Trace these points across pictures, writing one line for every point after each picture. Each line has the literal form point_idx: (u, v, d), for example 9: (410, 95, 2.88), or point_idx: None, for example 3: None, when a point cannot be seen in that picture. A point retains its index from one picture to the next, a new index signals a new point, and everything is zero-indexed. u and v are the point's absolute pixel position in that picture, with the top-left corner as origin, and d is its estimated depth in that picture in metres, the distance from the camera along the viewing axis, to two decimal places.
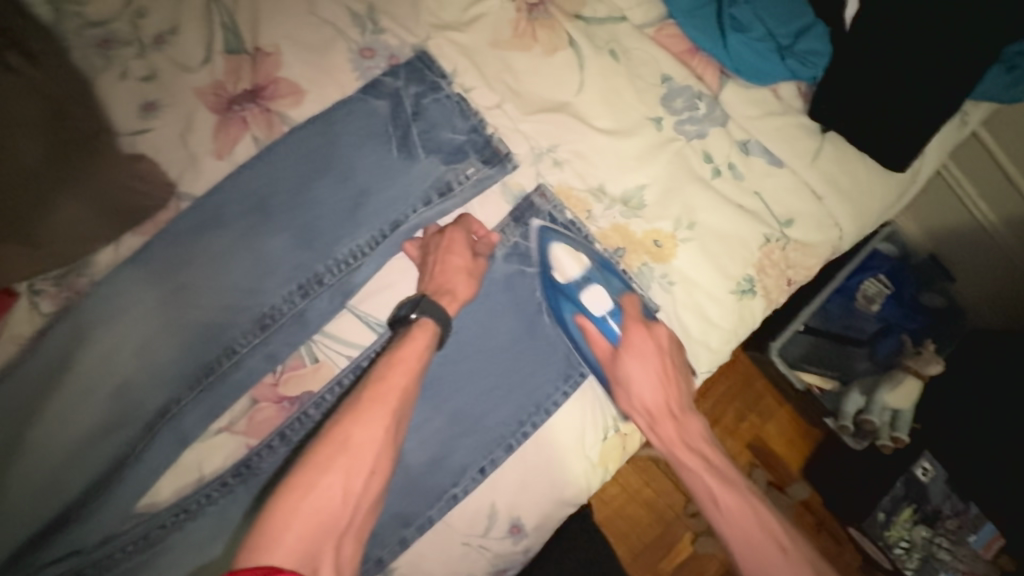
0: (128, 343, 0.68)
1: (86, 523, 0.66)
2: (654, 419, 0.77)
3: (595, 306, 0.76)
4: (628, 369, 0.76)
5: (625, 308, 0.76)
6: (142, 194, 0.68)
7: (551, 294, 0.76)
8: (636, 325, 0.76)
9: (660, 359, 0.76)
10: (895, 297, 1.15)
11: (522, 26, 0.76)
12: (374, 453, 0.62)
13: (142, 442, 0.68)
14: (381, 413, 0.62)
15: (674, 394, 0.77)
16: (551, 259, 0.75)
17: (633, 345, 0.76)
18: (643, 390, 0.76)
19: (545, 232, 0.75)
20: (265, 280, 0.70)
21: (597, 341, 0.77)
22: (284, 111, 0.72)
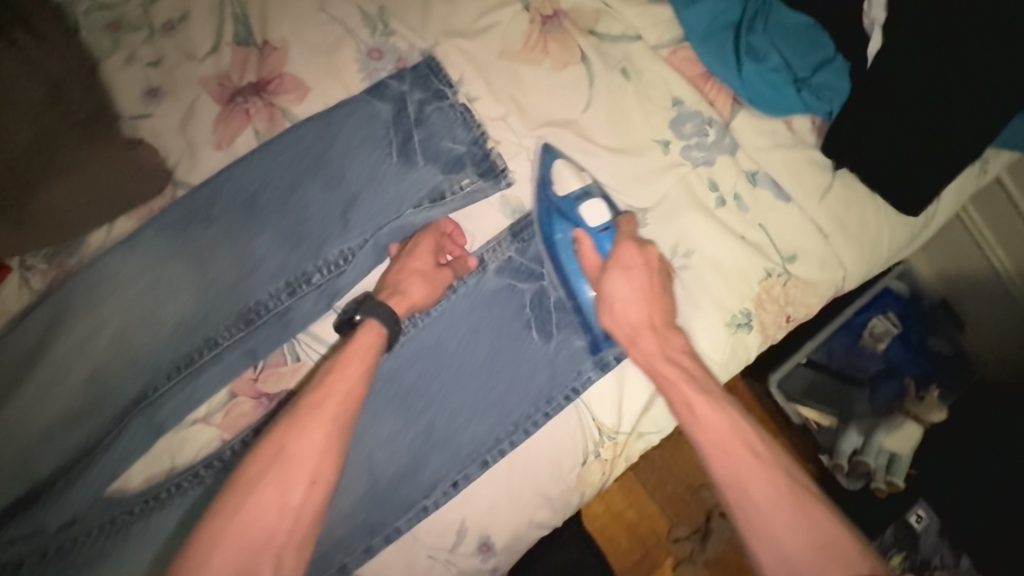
0: (109, 329, 0.68)
1: (55, 504, 0.66)
2: (637, 334, 0.71)
3: (591, 219, 0.73)
4: (612, 282, 0.72)
5: (620, 227, 0.73)
6: (136, 181, 0.66)
7: (546, 212, 0.73)
8: (629, 242, 0.73)
9: (647, 274, 0.72)
10: (904, 338, 1.11)
11: (534, 38, 0.75)
12: (313, 463, 0.59)
13: (113, 430, 0.67)
14: (318, 418, 0.60)
15: (658, 303, 0.72)
16: (551, 174, 0.73)
17: (620, 258, 0.72)
18: (622, 304, 0.72)
19: (548, 150, 0.73)
20: (250, 276, 0.70)
21: (587, 256, 0.74)
22: (288, 106, 0.71)
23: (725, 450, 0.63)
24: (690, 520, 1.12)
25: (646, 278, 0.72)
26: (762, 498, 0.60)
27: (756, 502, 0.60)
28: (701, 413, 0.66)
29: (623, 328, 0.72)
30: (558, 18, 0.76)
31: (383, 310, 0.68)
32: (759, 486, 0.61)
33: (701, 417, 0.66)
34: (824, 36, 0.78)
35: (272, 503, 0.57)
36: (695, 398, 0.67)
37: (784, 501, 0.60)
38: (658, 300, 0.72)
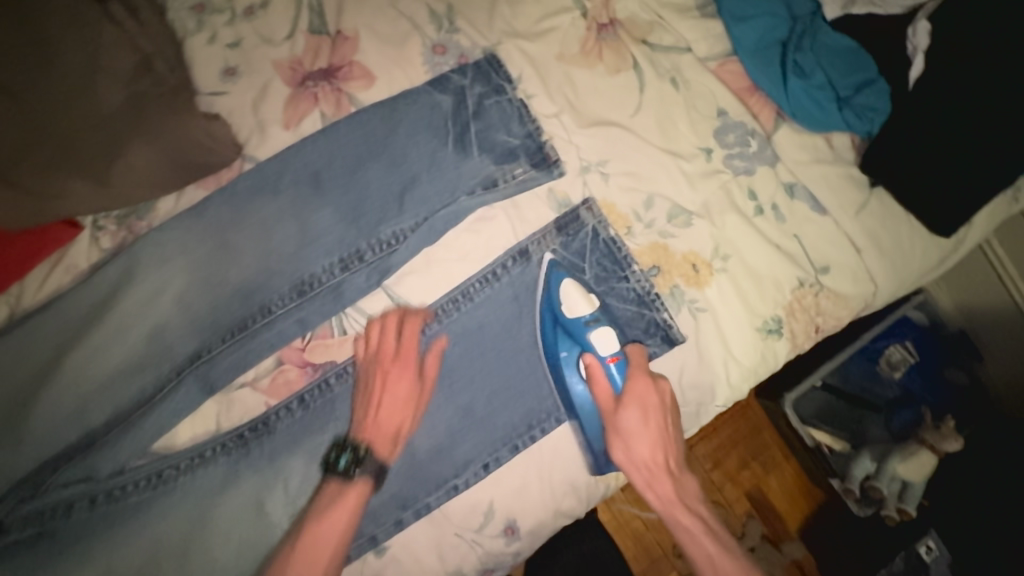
0: (169, 291, 0.73)
1: (106, 452, 0.69)
2: (652, 476, 0.72)
3: (601, 346, 0.73)
4: (628, 417, 0.71)
5: (631, 357, 0.74)
6: (210, 150, 0.71)
7: (551, 326, 0.75)
8: (643, 376, 0.73)
9: (659, 409, 0.73)
10: (921, 368, 1.12)
11: (589, 44, 0.79)
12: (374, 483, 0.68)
13: (168, 384, 0.72)
14: (371, 447, 0.68)
15: (672, 448, 0.73)
16: (561, 294, 0.74)
17: (635, 394, 0.72)
18: (639, 444, 0.71)
19: (555, 267, 0.75)
20: (307, 249, 0.74)
21: (601, 387, 0.73)
22: (355, 93, 0.75)
23: (714, 566, 0.68)
24: None
25: (660, 414, 0.72)
26: None
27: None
28: (687, 524, 0.71)
29: (641, 452, 0.72)
30: (613, 26, 0.79)
31: (364, 475, 0.67)
32: (731, 574, 0.68)
33: (682, 518, 0.72)
34: (869, 58, 0.80)
35: (333, 535, 0.64)
36: (671, 462, 0.73)
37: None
38: (661, 416, 0.72)
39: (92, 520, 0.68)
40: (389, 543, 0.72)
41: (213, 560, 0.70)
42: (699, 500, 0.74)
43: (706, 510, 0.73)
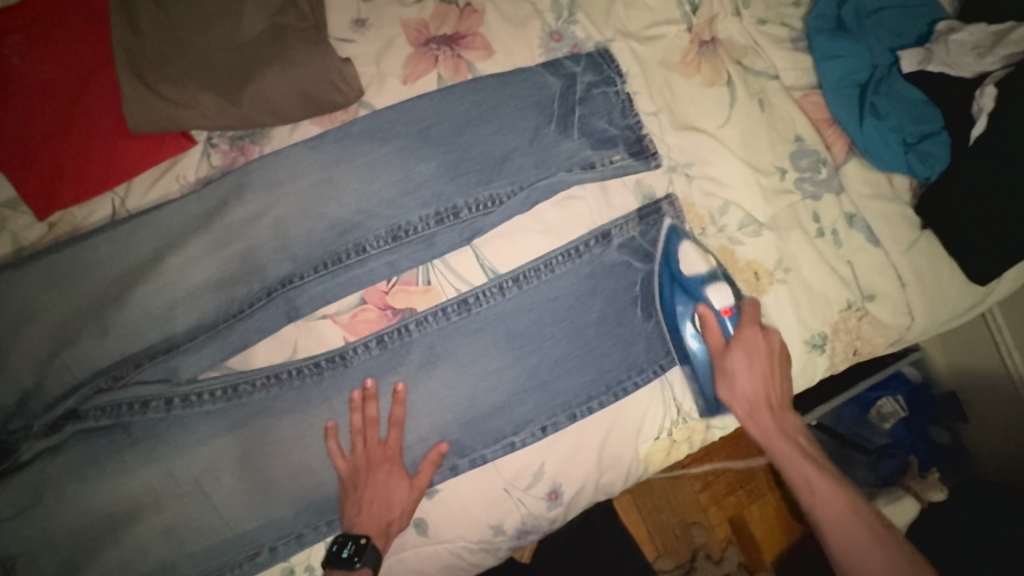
0: (271, 215, 0.75)
1: (188, 357, 0.71)
2: (754, 409, 0.78)
3: (716, 299, 0.80)
4: (734, 359, 0.78)
5: (743, 310, 0.80)
6: (337, 90, 0.74)
7: (669, 283, 0.81)
8: (752, 326, 0.79)
9: (766, 356, 0.78)
10: (907, 422, 1.15)
11: (691, 56, 0.85)
12: (396, 512, 0.73)
13: (258, 302, 0.73)
14: (392, 471, 0.74)
15: (776, 386, 0.78)
16: (675, 255, 0.81)
17: (744, 341, 0.79)
18: (744, 380, 0.78)
19: (673, 232, 0.81)
20: (406, 197, 0.77)
21: (712, 332, 0.80)
22: (473, 62, 0.80)
23: (810, 487, 0.71)
24: (676, 554, 1.10)
25: (764, 360, 0.78)
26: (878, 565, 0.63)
27: (834, 517, 0.68)
28: (782, 449, 0.75)
29: (739, 392, 0.78)
30: (714, 43, 0.86)
31: (381, 491, 0.73)
32: (826, 489, 0.70)
33: (779, 445, 0.75)
34: (937, 112, 0.87)
35: (385, 515, 0.72)
36: (770, 398, 0.78)
37: (850, 513, 0.68)
38: (762, 357, 0.78)
39: (166, 419, 0.71)
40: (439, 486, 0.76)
41: (270, 477, 0.73)
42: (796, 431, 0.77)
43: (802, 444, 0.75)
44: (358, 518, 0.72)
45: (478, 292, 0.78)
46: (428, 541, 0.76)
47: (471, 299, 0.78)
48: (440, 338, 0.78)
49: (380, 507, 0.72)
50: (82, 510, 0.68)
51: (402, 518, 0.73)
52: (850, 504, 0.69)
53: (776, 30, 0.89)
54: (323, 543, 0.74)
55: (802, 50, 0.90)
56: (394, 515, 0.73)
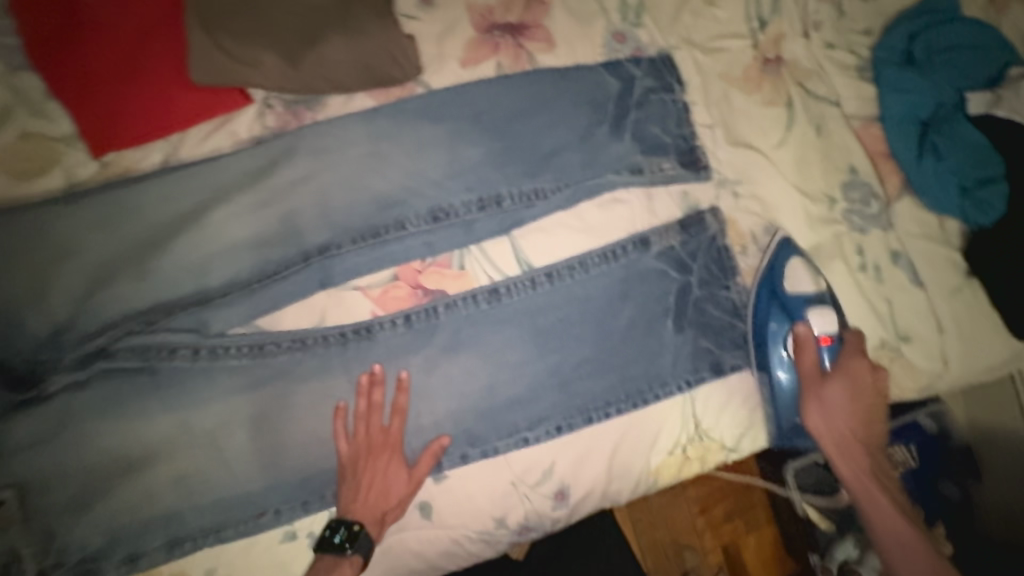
0: (317, 181, 0.75)
1: (221, 310, 0.72)
2: (845, 444, 0.77)
3: (819, 322, 0.81)
4: (832, 391, 0.78)
5: (846, 343, 0.80)
6: (397, 65, 0.74)
7: (766, 295, 0.81)
8: (857, 358, 0.79)
9: (863, 379, 0.78)
10: (917, 474, 0.98)
11: (753, 73, 0.84)
12: (393, 502, 0.72)
13: (293, 266, 0.74)
14: (393, 460, 0.73)
15: (868, 427, 0.78)
16: (784, 270, 0.81)
17: (846, 372, 0.79)
18: (838, 414, 0.78)
19: (784, 246, 0.81)
20: (451, 180, 0.77)
21: (809, 356, 0.80)
22: (534, 53, 0.80)
23: (891, 523, 0.72)
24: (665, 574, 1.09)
25: (866, 391, 0.78)
26: None
27: (906, 555, 0.70)
28: (859, 480, 0.75)
29: (829, 421, 0.78)
30: (778, 63, 0.84)
31: (378, 479, 0.72)
32: (892, 522, 0.72)
33: (855, 472, 0.76)
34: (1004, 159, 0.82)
35: (383, 502, 0.72)
36: (865, 429, 0.78)
37: (922, 554, 0.69)
38: (866, 392, 0.78)
39: (192, 369, 0.71)
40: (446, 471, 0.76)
41: (284, 441, 0.73)
42: (876, 461, 0.76)
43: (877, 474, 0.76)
44: (353, 503, 0.72)
45: (510, 283, 0.78)
46: (431, 524, 0.75)
47: (502, 289, 0.77)
48: (467, 324, 0.77)
49: (378, 496, 0.72)
50: (99, 449, 0.69)
51: (398, 508, 0.73)
52: (924, 548, 0.69)
53: (843, 56, 0.87)
54: (327, 512, 0.74)
55: (868, 79, 0.88)
56: (389, 506, 0.72)
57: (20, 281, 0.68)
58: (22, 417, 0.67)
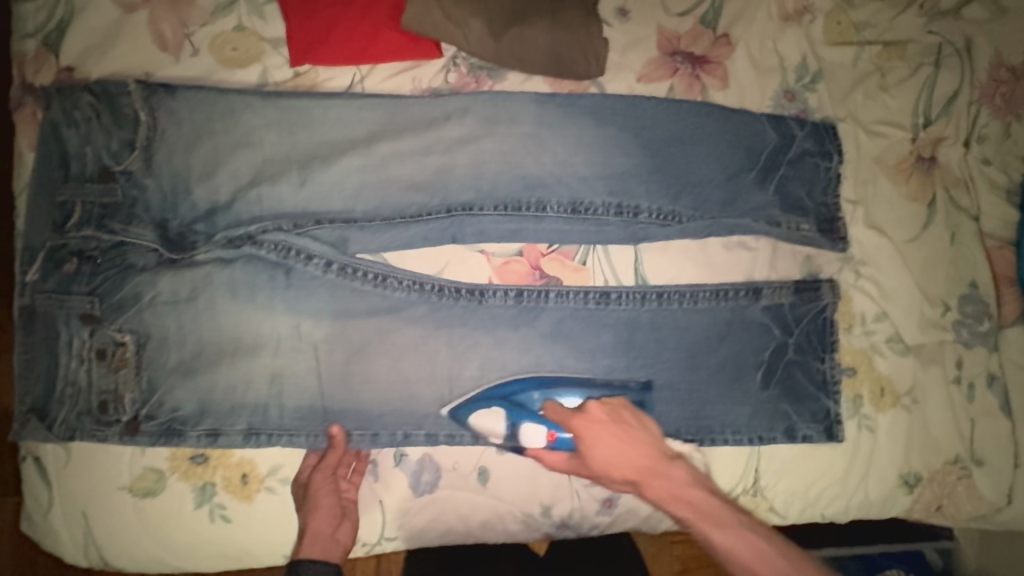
0: (476, 144, 0.79)
1: (360, 234, 0.76)
2: (640, 478, 0.73)
3: (534, 436, 0.75)
4: (592, 451, 0.73)
5: (550, 416, 0.75)
6: (585, 62, 0.79)
7: (507, 403, 0.76)
8: (574, 418, 0.74)
9: (611, 429, 0.74)
10: None
11: (904, 165, 0.86)
12: (321, 542, 0.71)
13: (433, 214, 0.77)
14: (308, 497, 0.73)
15: (632, 443, 0.73)
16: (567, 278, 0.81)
17: (585, 433, 0.73)
18: (607, 464, 0.73)
19: (818, 313, 0.82)
20: (597, 179, 0.80)
21: (550, 455, 0.76)
22: (707, 88, 0.83)
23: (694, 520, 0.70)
24: None
25: (647, 466, 0.72)
26: (748, 549, 0.66)
27: (733, 554, 0.67)
28: (687, 491, 0.71)
29: (675, 503, 0.71)
30: (931, 163, 0.86)
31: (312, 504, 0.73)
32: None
33: (726, 542, 0.68)
34: None
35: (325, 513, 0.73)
36: (713, 500, 0.71)
37: (740, 545, 0.67)
38: (648, 452, 0.73)
39: (320, 279, 0.75)
40: (375, 457, 0.79)
41: (375, 372, 0.76)
42: (734, 516, 0.69)
43: (758, 537, 0.67)
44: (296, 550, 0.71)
45: (622, 291, 0.80)
46: (484, 491, 0.78)
47: (613, 295, 0.79)
48: (571, 317, 0.79)
49: (310, 543, 0.70)
50: (217, 324, 0.73)
51: (336, 547, 0.72)
52: (731, 516, 0.69)
53: (996, 175, 0.87)
54: (396, 448, 0.78)
55: (1015, 203, 0.88)
56: (324, 542, 0.71)
57: (197, 155, 0.73)
58: (167, 275, 0.71)
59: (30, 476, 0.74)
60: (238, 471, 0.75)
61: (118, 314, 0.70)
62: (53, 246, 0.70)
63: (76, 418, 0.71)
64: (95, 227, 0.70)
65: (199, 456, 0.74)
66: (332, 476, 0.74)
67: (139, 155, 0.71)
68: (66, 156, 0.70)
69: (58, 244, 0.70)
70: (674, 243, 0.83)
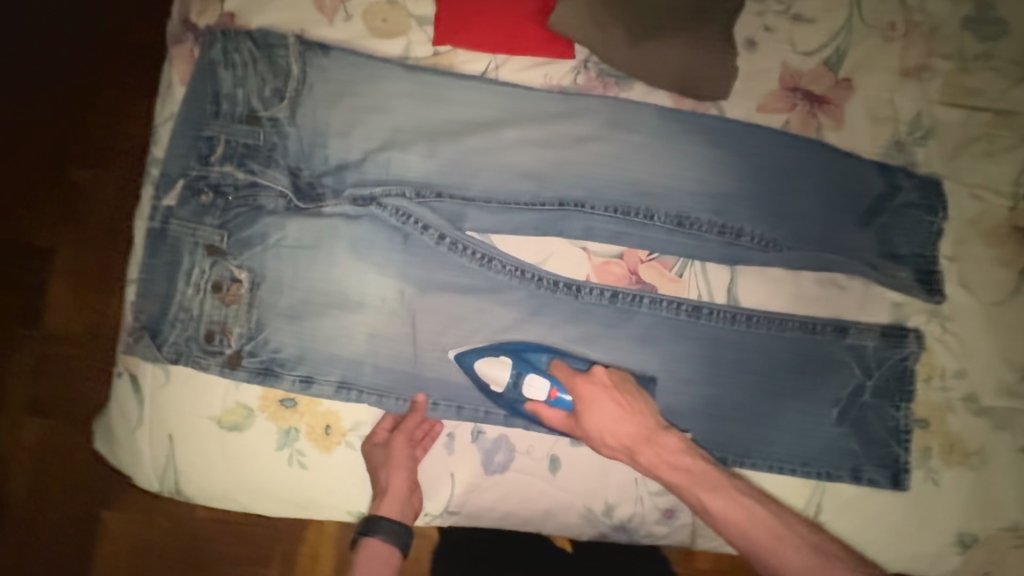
0: (597, 145, 0.81)
1: (476, 213, 0.79)
2: (634, 447, 0.75)
3: (536, 391, 0.76)
4: (590, 416, 0.75)
5: (557, 377, 0.76)
6: (713, 84, 0.81)
7: (517, 361, 0.77)
8: (577, 378, 0.76)
9: (611, 397, 0.75)
10: None
11: (1000, 231, 0.87)
12: (397, 502, 0.75)
13: (547, 206, 0.79)
14: (385, 457, 0.75)
15: (632, 415, 0.75)
16: (665, 286, 0.83)
17: (585, 397, 0.75)
18: (608, 429, 0.75)
19: (902, 361, 0.83)
20: (707, 197, 0.82)
21: (552, 416, 0.77)
22: (821, 127, 0.86)
23: (704, 505, 0.73)
24: None
25: (639, 434, 0.75)
26: (740, 515, 0.72)
27: (738, 526, 0.72)
28: (681, 463, 0.74)
29: (669, 469, 0.74)
30: None
31: (390, 470, 0.75)
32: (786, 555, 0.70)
33: (727, 508, 0.72)
34: None
35: (402, 481, 0.76)
36: (703, 464, 0.74)
37: (750, 512, 0.72)
38: (640, 422, 0.75)
39: (432, 250, 0.78)
40: (452, 431, 0.80)
41: (468, 347, 0.78)
42: (729, 485, 0.74)
43: (747, 499, 0.73)
44: (373, 504, 0.76)
45: (714, 308, 0.81)
46: (553, 481, 0.79)
47: (705, 310, 0.81)
48: (662, 325, 0.81)
49: (388, 501, 0.75)
50: (330, 276, 0.75)
51: (408, 508, 0.76)
52: (740, 498, 0.73)
53: None
54: (475, 424, 0.79)
55: None
56: (400, 501, 0.76)
57: (336, 113, 0.76)
58: (294, 221, 0.74)
59: (122, 391, 0.76)
60: (322, 421, 0.77)
61: (243, 250, 0.73)
62: (192, 176, 0.73)
63: (184, 342, 0.73)
64: (237, 164, 0.73)
65: (288, 400, 0.76)
66: (409, 440, 0.76)
67: (287, 105, 0.75)
68: (218, 94, 0.74)
69: (197, 175, 0.73)
70: (771, 270, 0.85)
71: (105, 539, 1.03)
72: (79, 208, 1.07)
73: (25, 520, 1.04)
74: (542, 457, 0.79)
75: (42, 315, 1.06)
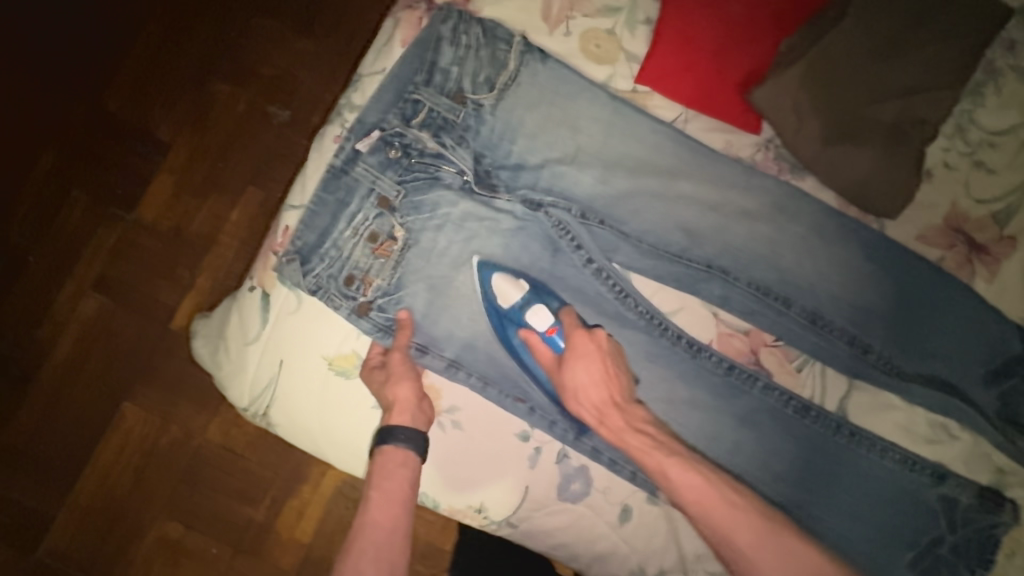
0: (757, 222, 0.82)
1: (629, 249, 0.81)
2: (602, 413, 0.74)
3: (536, 321, 0.75)
4: (574, 370, 0.73)
5: (562, 321, 0.76)
6: (884, 201, 0.83)
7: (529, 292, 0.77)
8: (579, 331, 0.75)
9: (602, 360, 0.74)
10: None
11: None
12: (409, 412, 0.74)
13: (698, 265, 0.81)
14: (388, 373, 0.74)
15: (615, 385, 0.74)
16: (780, 376, 0.84)
17: (576, 349, 0.74)
18: (588, 385, 0.73)
19: (991, 528, 0.80)
20: (842, 302, 0.83)
21: (541, 353, 0.76)
22: (972, 273, 0.86)
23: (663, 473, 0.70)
24: None
25: (613, 399, 0.74)
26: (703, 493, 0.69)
27: (697, 500, 0.68)
28: (642, 437, 0.72)
29: (633, 437, 0.72)
30: None
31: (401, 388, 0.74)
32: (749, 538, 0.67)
33: (687, 486, 0.69)
34: None
35: (410, 395, 0.74)
36: (666, 438, 0.72)
37: (712, 493, 0.69)
38: (619, 389, 0.74)
39: (579, 271, 0.81)
40: (539, 446, 0.80)
41: None
42: (698, 465, 0.70)
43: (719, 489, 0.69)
44: (384, 417, 0.74)
45: (824, 413, 0.81)
46: (614, 526, 0.79)
47: (813, 412, 0.81)
48: (767, 411, 0.82)
49: (400, 412, 0.73)
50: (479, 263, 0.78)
51: (421, 417, 0.75)
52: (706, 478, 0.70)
53: None
54: (562, 446, 0.79)
55: None
56: (412, 411, 0.74)
57: (533, 116, 0.79)
58: (466, 202, 0.78)
59: (249, 304, 0.79)
60: None
61: (411, 212, 0.77)
62: (387, 130, 0.76)
63: (325, 277, 0.75)
64: (432, 133, 0.77)
65: None
66: (409, 356, 0.76)
67: (494, 95, 0.78)
68: (435, 65, 0.78)
69: (392, 132, 0.76)
70: (887, 395, 0.85)
71: (116, 432, 1.05)
72: (208, 114, 1.12)
73: (51, 388, 1.05)
74: (617, 500, 0.79)
75: (138, 203, 1.09)
